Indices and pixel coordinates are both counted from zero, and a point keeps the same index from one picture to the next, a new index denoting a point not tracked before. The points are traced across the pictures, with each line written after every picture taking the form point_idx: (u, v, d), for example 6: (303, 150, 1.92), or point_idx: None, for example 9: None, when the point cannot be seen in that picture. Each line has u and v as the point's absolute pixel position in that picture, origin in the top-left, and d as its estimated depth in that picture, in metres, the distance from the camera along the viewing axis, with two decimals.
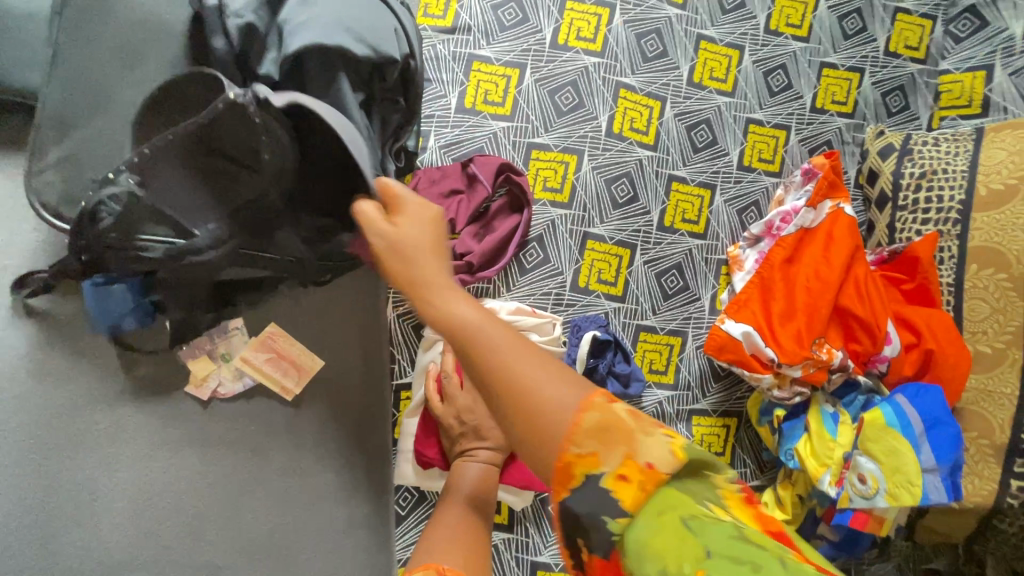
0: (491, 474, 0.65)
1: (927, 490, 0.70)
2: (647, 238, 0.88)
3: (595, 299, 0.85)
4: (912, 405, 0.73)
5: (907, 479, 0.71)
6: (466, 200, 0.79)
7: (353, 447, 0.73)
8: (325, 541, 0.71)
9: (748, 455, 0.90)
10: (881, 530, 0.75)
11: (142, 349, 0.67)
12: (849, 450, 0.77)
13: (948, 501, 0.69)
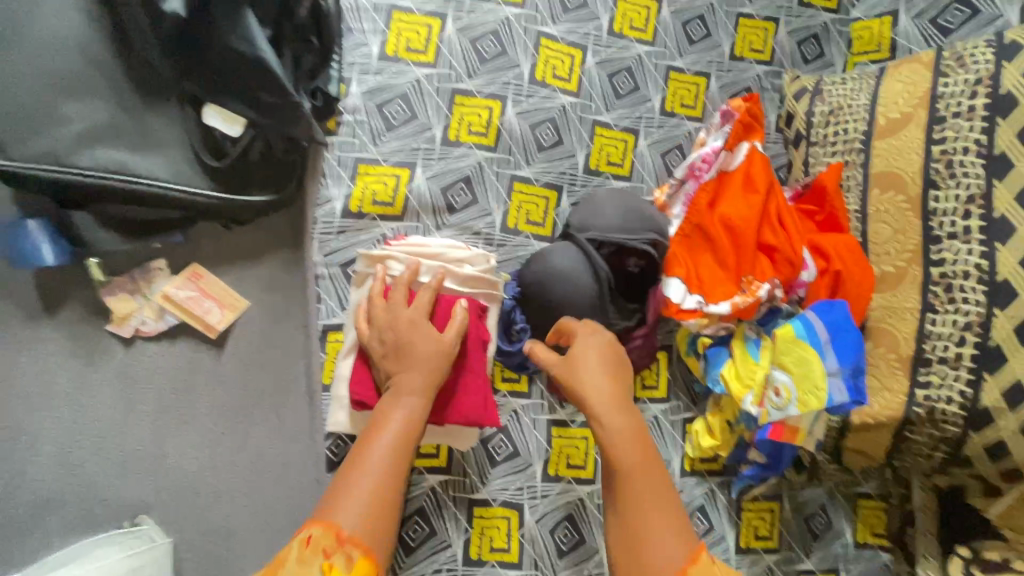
0: None
1: (832, 392, 0.73)
2: (573, 181, 0.90)
3: (524, 239, 0.87)
4: (819, 317, 0.77)
5: (813, 385, 0.75)
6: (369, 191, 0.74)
7: (281, 384, 0.74)
8: (252, 478, 0.72)
9: (680, 389, 0.91)
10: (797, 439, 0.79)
11: (65, 290, 0.68)
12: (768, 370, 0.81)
13: (850, 402, 0.73)
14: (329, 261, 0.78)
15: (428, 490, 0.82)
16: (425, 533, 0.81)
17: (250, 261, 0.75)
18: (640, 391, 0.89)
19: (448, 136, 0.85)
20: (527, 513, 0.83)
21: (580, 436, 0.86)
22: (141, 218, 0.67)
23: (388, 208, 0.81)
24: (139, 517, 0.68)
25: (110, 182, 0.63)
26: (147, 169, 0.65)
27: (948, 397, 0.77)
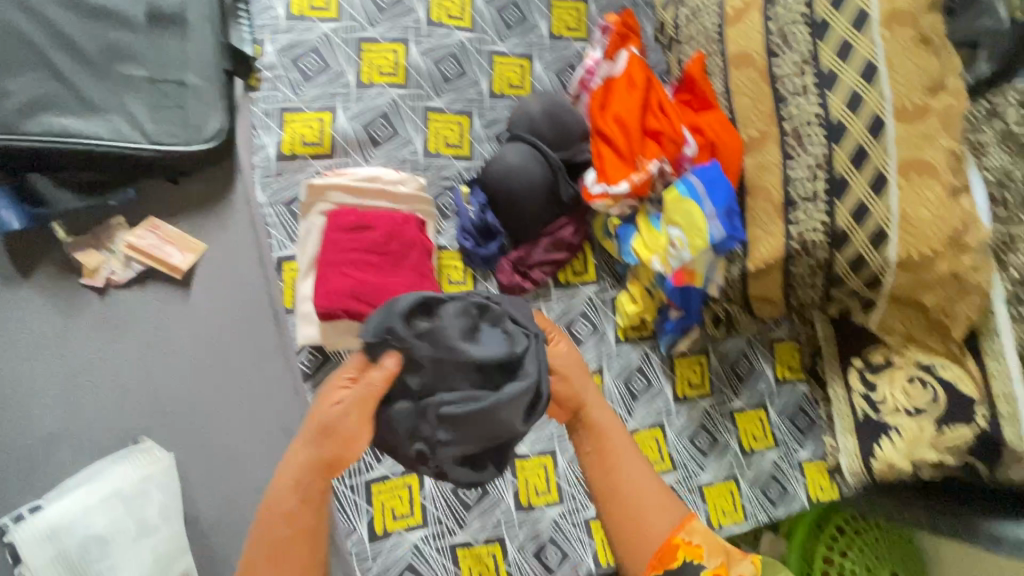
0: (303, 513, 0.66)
1: (711, 230, 0.87)
2: (481, 105, 1.02)
3: (446, 160, 0.98)
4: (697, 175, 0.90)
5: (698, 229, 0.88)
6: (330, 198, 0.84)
7: (249, 312, 0.84)
8: (239, 394, 0.82)
9: (606, 273, 1.05)
10: (695, 280, 0.92)
11: (36, 255, 0.76)
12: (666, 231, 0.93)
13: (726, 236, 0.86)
14: (273, 202, 0.87)
15: None
16: None
17: (202, 208, 0.84)
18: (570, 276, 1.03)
19: (362, 79, 0.95)
20: None
21: None
22: (92, 179, 0.77)
23: (317, 148, 0.91)
24: (144, 439, 0.77)
25: (56, 143, 0.71)
26: (89, 129, 0.73)
27: (814, 227, 0.93)
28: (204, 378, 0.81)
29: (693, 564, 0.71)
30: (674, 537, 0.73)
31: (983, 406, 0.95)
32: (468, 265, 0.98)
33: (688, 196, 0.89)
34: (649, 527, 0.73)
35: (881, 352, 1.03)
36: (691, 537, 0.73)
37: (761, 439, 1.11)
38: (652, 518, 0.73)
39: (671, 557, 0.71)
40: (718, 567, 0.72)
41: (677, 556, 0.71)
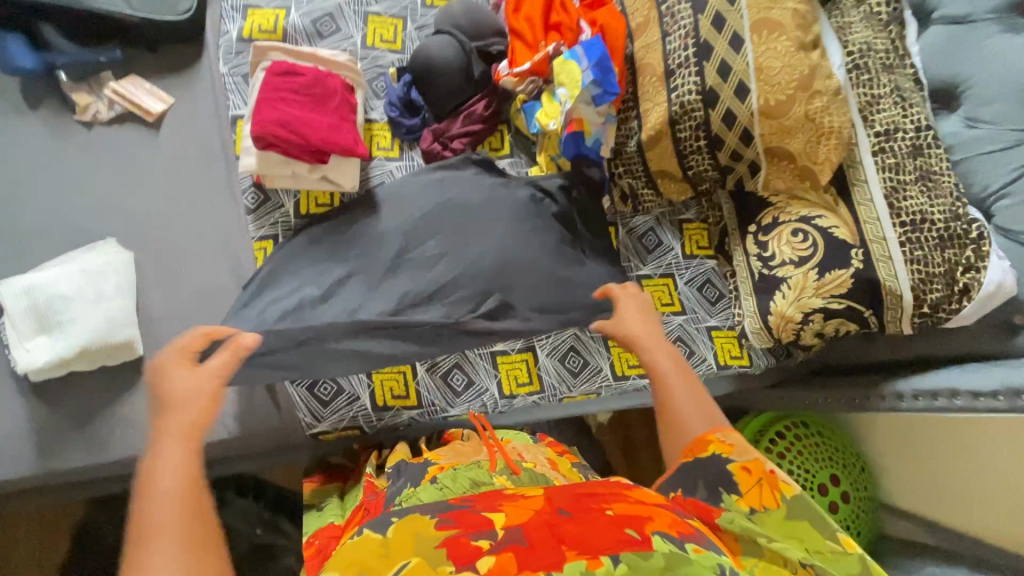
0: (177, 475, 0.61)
1: (583, 79, 1.05)
2: (413, 12, 1.22)
3: (380, 53, 1.19)
4: (580, 45, 1.07)
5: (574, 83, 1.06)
6: (275, 82, 0.99)
7: (206, 154, 1.04)
8: (191, 216, 1.01)
9: (521, 151, 1.20)
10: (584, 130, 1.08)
11: (42, 95, 0.99)
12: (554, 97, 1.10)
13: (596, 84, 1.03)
14: (233, 73, 1.08)
15: None
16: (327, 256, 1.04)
17: (174, 75, 1.06)
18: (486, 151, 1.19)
19: None
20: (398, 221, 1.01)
21: None
22: (96, 41, 1.02)
23: (271, 35, 1.12)
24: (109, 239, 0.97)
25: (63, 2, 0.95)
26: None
27: (689, 89, 1.06)
28: (163, 197, 1.00)
29: (716, 454, 0.70)
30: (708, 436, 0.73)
31: (858, 249, 1.04)
32: (395, 135, 1.16)
33: (568, 58, 1.07)
34: (683, 423, 0.78)
35: (770, 213, 1.12)
36: (727, 437, 0.72)
37: (668, 304, 1.20)
38: (688, 419, 0.78)
39: (701, 449, 0.72)
40: (750, 464, 0.68)
41: (708, 450, 0.71)
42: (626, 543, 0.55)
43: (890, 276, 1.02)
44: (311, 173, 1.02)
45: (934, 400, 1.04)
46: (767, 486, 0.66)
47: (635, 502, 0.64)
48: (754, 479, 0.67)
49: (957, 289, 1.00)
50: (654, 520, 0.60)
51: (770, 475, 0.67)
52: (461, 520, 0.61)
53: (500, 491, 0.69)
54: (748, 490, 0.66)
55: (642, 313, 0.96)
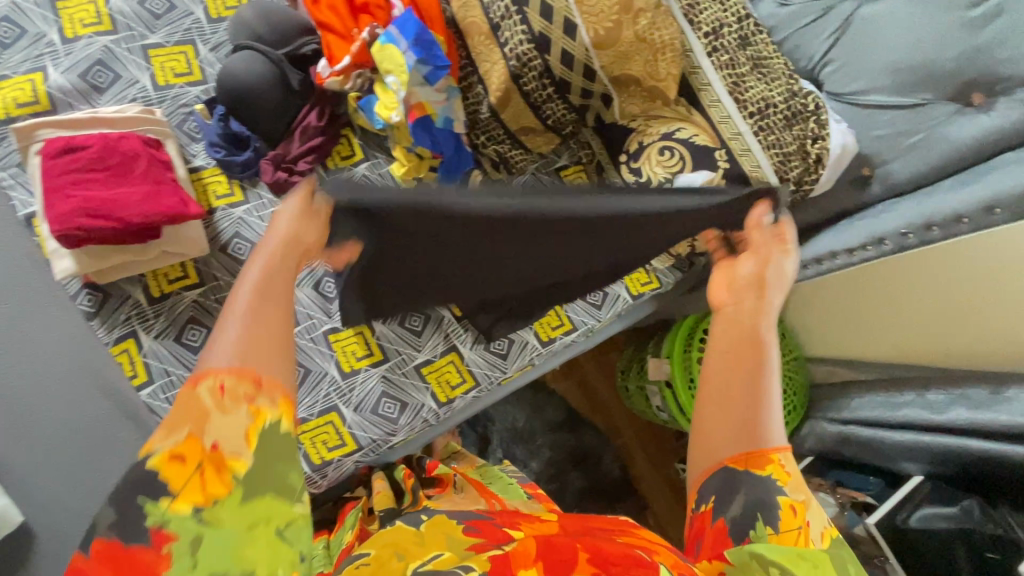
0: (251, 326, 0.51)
1: (406, 61, 0.97)
2: (201, 32, 1.06)
3: (179, 89, 1.03)
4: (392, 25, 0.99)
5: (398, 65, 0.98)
6: (56, 166, 0.83)
7: (14, 272, 0.90)
8: (22, 346, 0.88)
9: (377, 150, 1.12)
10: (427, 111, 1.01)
11: None
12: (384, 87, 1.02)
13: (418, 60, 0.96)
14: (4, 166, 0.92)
15: (191, 303, 0.95)
16: (204, 333, 0.94)
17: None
18: (337, 162, 1.09)
19: (66, 35, 0.99)
20: None
21: None
22: None
23: (35, 106, 0.96)
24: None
25: None
26: None
27: (520, 39, 1.02)
28: None
29: (770, 475, 0.62)
30: (769, 452, 0.63)
31: (720, 150, 1.07)
32: (230, 177, 1.03)
33: (385, 43, 0.99)
34: (736, 417, 0.65)
35: (635, 138, 1.12)
36: (788, 463, 0.63)
37: None
38: (749, 419, 0.64)
39: (758, 465, 0.63)
40: (795, 503, 0.62)
41: (765, 466, 0.63)
42: (633, 566, 0.53)
43: (755, 167, 1.06)
44: (146, 254, 0.90)
45: (819, 266, 1.11)
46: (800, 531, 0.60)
47: (643, 538, 0.63)
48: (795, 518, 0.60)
49: (811, 160, 1.05)
50: (661, 553, 0.59)
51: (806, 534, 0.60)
52: (487, 527, 0.63)
53: (516, 512, 0.69)
54: (787, 528, 0.60)
55: (776, 281, 0.72)
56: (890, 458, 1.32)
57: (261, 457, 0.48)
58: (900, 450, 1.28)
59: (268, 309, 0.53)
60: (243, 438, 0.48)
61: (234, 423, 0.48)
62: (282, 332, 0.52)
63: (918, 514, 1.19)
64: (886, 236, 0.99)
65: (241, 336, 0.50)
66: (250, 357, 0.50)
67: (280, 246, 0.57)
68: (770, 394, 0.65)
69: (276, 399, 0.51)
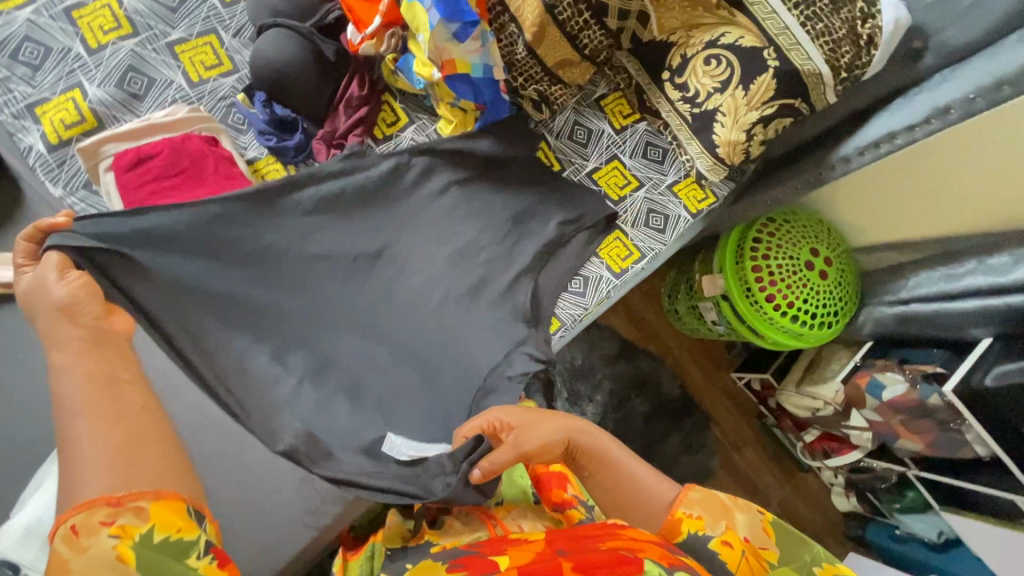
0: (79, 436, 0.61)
1: (431, 19, 0.94)
2: (220, 19, 1.03)
3: (214, 82, 1.01)
4: None
5: (422, 25, 0.96)
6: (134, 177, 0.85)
7: None
8: None
9: (420, 111, 1.09)
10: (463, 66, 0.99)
11: None
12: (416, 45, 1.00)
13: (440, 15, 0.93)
14: (70, 190, 0.95)
15: None
16: None
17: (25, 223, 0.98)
18: (386, 129, 1.07)
19: (91, 46, 0.98)
20: None
21: None
22: None
23: (82, 124, 0.96)
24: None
25: None
26: None
27: None
28: None
29: (693, 535, 0.82)
30: (675, 515, 0.84)
31: (768, 49, 1.05)
32: (286, 163, 1.03)
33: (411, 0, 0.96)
34: (642, 518, 0.86)
35: (677, 53, 1.11)
36: (692, 511, 0.84)
37: (625, 185, 1.21)
38: (648, 513, 0.86)
39: (677, 533, 0.83)
40: (727, 536, 0.81)
41: (681, 531, 0.83)
42: (616, 566, 0.66)
43: (805, 60, 1.05)
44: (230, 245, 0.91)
45: (878, 149, 1.12)
46: (750, 556, 0.79)
47: (630, 539, 0.77)
48: (735, 550, 0.79)
49: (863, 42, 1.03)
50: (646, 550, 0.73)
51: (750, 547, 0.80)
52: (469, 564, 0.74)
53: (505, 537, 0.83)
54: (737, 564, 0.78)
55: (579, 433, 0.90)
56: (954, 327, 1.36)
57: (142, 566, 0.57)
58: (966, 316, 1.31)
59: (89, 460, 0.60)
60: (114, 565, 0.56)
61: (101, 557, 0.56)
62: (126, 440, 0.62)
63: (994, 372, 1.24)
64: (951, 105, 0.98)
65: (86, 470, 0.60)
66: (119, 467, 0.60)
67: (81, 333, 0.68)
68: (630, 486, 0.89)
69: (140, 510, 0.59)
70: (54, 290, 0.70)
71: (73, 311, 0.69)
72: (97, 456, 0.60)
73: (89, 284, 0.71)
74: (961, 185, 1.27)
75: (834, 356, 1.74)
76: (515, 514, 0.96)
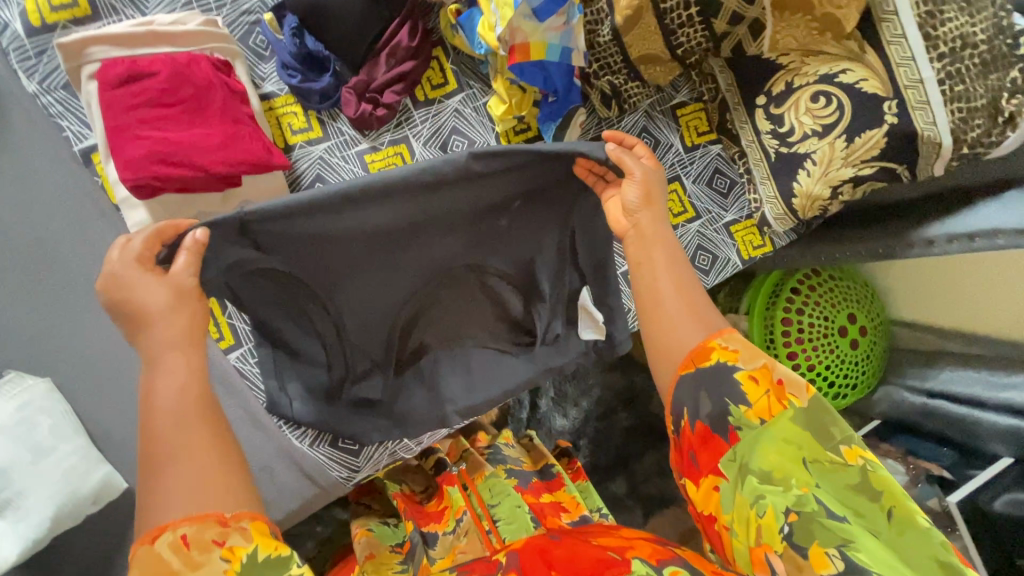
0: (174, 410, 0.52)
1: None
2: None
3: None
4: None
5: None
6: (131, 99, 0.69)
7: (72, 219, 0.77)
8: (89, 309, 0.77)
9: (471, 78, 0.95)
10: (538, 51, 0.83)
11: None
12: (489, 9, 0.83)
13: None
14: (47, 89, 0.79)
15: None
16: None
17: None
18: (430, 92, 0.93)
19: None
20: None
21: (392, 153, 0.91)
22: None
23: (73, 9, 0.80)
24: (38, 378, 0.74)
25: None
26: None
27: None
28: None
29: (721, 365, 0.60)
30: (707, 341, 0.62)
31: (890, 100, 0.88)
32: (307, 108, 0.88)
33: None
34: (678, 320, 0.64)
35: (782, 78, 0.95)
36: (730, 343, 0.61)
37: (681, 213, 1.07)
38: (679, 321, 0.63)
39: (703, 359, 0.61)
40: (757, 372, 0.59)
41: (710, 357, 0.61)
42: (603, 573, 0.55)
43: (927, 124, 0.87)
44: (225, 205, 0.77)
45: (971, 242, 0.97)
46: (774, 396, 0.58)
47: (623, 537, 0.65)
48: (761, 390, 0.59)
49: (1001, 118, 0.84)
50: (637, 546, 0.60)
51: (777, 384, 0.58)
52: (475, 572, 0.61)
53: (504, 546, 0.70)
54: (757, 401, 0.58)
55: (649, 211, 0.68)
56: (977, 437, 1.28)
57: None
58: (992, 432, 1.24)
59: (176, 422, 0.51)
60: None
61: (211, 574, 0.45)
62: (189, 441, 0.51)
63: (1003, 498, 1.17)
64: None
65: (173, 472, 0.49)
66: (209, 462, 0.50)
67: (168, 341, 0.54)
68: (690, 303, 0.65)
69: (247, 529, 0.48)
70: (157, 391, 0.52)
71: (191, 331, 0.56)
72: (170, 453, 0.50)
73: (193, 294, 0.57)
74: (1010, 292, 1.20)
75: (833, 423, 1.67)
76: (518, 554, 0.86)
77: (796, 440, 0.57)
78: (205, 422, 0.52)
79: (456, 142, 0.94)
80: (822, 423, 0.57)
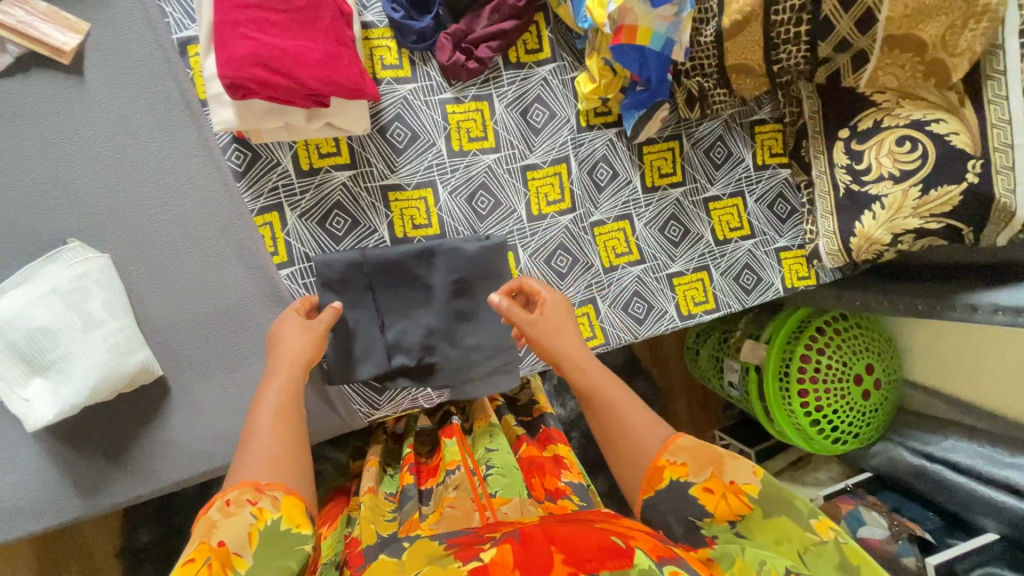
0: (277, 406, 0.68)
1: None
2: None
3: None
4: None
5: None
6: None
7: (157, 104, 0.77)
8: (156, 195, 0.78)
9: (564, 50, 0.95)
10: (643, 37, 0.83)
11: None
12: None
13: None
14: None
15: (342, 184, 0.86)
16: (348, 221, 0.86)
17: None
18: (523, 56, 0.93)
19: None
20: (440, 188, 0.91)
21: (473, 109, 0.91)
22: None
23: None
24: (98, 252, 0.75)
25: None
26: None
27: None
28: None
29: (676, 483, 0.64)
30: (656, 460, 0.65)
31: (976, 159, 0.85)
32: (401, 45, 0.87)
33: None
34: (633, 436, 0.68)
35: (872, 115, 0.94)
36: (676, 457, 0.65)
37: (737, 228, 1.07)
38: (635, 440, 0.68)
39: (659, 480, 0.64)
40: (709, 482, 0.63)
41: (664, 479, 0.64)
42: (607, 559, 0.52)
43: (1007, 191, 0.84)
44: (310, 123, 0.77)
45: (1016, 316, 0.98)
46: (731, 497, 0.61)
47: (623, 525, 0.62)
48: (717, 497, 0.62)
49: None
50: (638, 537, 0.58)
51: (731, 485, 0.62)
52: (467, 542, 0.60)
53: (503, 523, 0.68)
54: (717, 508, 0.62)
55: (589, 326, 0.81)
56: (968, 508, 1.30)
57: (263, 554, 0.56)
58: (985, 505, 1.26)
59: (270, 416, 0.66)
60: (245, 538, 0.56)
61: (240, 525, 0.56)
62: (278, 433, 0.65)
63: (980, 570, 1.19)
64: None
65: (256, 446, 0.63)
66: (284, 447, 0.64)
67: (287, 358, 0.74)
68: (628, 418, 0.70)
69: (276, 498, 0.59)
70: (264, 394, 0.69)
71: (299, 353, 0.74)
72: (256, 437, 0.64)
73: (321, 336, 0.77)
74: None
75: (822, 467, 1.68)
76: (507, 510, 0.86)
77: (783, 536, 0.58)
78: (291, 423, 0.67)
79: (536, 110, 0.94)
80: (787, 502, 0.60)
